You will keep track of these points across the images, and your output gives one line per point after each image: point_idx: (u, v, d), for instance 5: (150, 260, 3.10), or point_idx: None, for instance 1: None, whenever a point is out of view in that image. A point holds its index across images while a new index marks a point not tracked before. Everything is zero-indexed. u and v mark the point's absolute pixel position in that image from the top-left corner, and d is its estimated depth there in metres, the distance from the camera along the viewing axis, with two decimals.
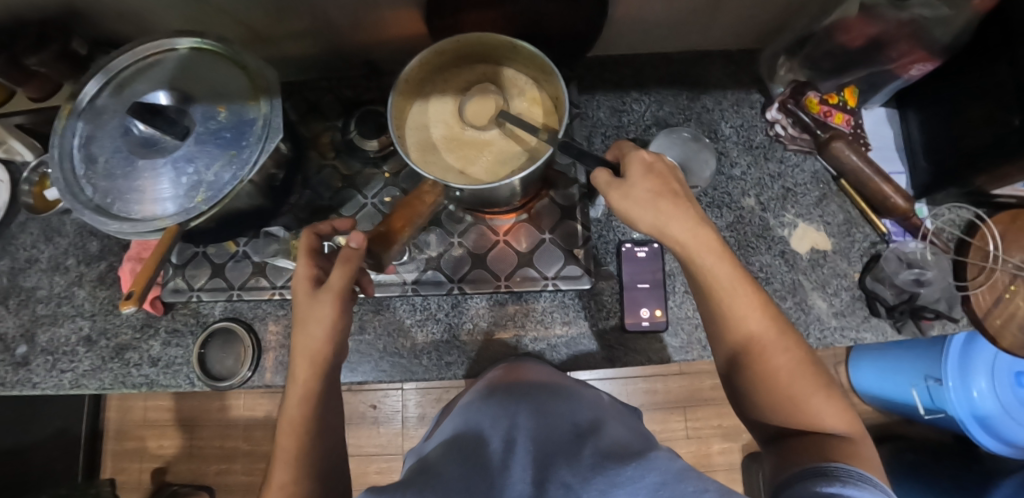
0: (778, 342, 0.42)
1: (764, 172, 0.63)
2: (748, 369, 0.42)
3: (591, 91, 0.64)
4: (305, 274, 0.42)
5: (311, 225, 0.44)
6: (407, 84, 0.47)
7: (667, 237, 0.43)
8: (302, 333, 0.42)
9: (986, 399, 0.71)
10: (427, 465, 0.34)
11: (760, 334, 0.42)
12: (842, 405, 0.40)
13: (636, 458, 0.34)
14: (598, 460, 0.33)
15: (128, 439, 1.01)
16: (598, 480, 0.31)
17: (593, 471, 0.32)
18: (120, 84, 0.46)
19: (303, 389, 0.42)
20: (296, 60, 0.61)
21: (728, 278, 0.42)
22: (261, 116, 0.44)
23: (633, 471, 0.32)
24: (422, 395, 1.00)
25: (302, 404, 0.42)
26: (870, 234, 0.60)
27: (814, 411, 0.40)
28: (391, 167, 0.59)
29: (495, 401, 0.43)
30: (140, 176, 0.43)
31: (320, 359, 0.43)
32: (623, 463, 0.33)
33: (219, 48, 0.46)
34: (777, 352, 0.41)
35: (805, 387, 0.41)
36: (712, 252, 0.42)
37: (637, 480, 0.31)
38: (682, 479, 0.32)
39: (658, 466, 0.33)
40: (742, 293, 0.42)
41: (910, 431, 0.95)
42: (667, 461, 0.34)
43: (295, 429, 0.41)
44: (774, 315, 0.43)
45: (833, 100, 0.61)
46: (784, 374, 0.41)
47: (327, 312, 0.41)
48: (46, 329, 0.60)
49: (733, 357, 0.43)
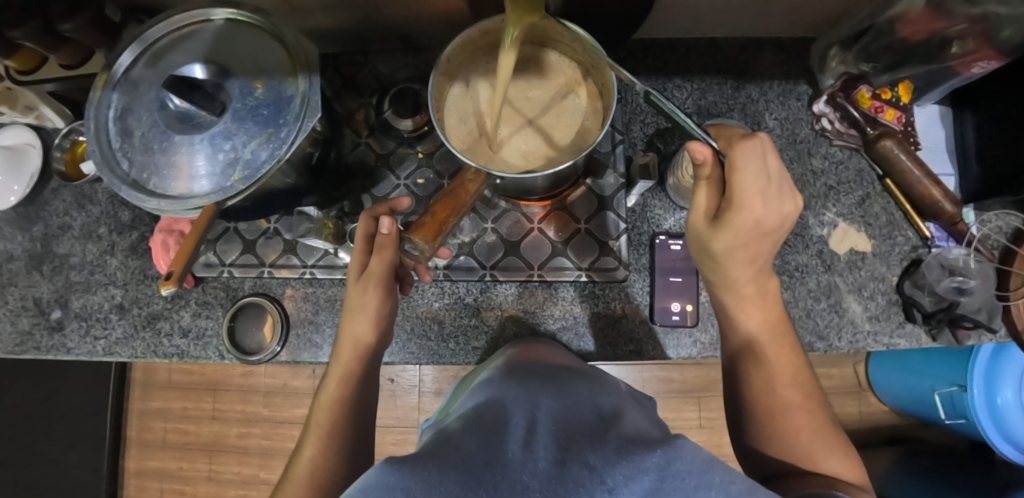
0: (801, 402, 0.41)
1: (807, 168, 0.60)
2: (764, 425, 0.41)
3: (631, 76, 0.62)
4: (356, 269, 0.43)
5: (368, 209, 0.44)
6: (450, 65, 0.45)
7: (732, 289, 0.43)
8: (349, 320, 0.43)
9: (1011, 408, 0.69)
10: (446, 436, 0.29)
11: (784, 389, 0.42)
12: (851, 462, 0.40)
13: (663, 445, 0.27)
14: (621, 446, 0.27)
15: (154, 399, 1.05)
16: (618, 466, 0.25)
17: (614, 458, 0.26)
18: (154, 54, 0.45)
19: (344, 368, 0.43)
20: (332, 32, 0.59)
21: (767, 332, 0.43)
22: (299, 93, 0.43)
23: (658, 459, 0.25)
24: (439, 371, 1.03)
25: (343, 380, 0.43)
26: (912, 237, 0.59)
27: (828, 470, 0.39)
28: (425, 147, 0.59)
29: (517, 380, 0.36)
30: (177, 151, 0.42)
31: (363, 346, 0.43)
32: (649, 449, 0.26)
33: (256, 20, 0.45)
34: (798, 411, 0.41)
35: (823, 446, 0.40)
36: (760, 309, 0.43)
37: (661, 469, 0.25)
38: (711, 471, 0.25)
39: (685, 453, 0.26)
40: (779, 353, 0.43)
41: (925, 434, 0.95)
42: (695, 448, 0.26)
43: (331, 406, 0.42)
44: (799, 368, 0.43)
45: (885, 96, 0.56)
46: (802, 430, 0.40)
47: (372, 299, 0.42)
48: (80, 296, 0.61)
49: (749, 412, 0.42)
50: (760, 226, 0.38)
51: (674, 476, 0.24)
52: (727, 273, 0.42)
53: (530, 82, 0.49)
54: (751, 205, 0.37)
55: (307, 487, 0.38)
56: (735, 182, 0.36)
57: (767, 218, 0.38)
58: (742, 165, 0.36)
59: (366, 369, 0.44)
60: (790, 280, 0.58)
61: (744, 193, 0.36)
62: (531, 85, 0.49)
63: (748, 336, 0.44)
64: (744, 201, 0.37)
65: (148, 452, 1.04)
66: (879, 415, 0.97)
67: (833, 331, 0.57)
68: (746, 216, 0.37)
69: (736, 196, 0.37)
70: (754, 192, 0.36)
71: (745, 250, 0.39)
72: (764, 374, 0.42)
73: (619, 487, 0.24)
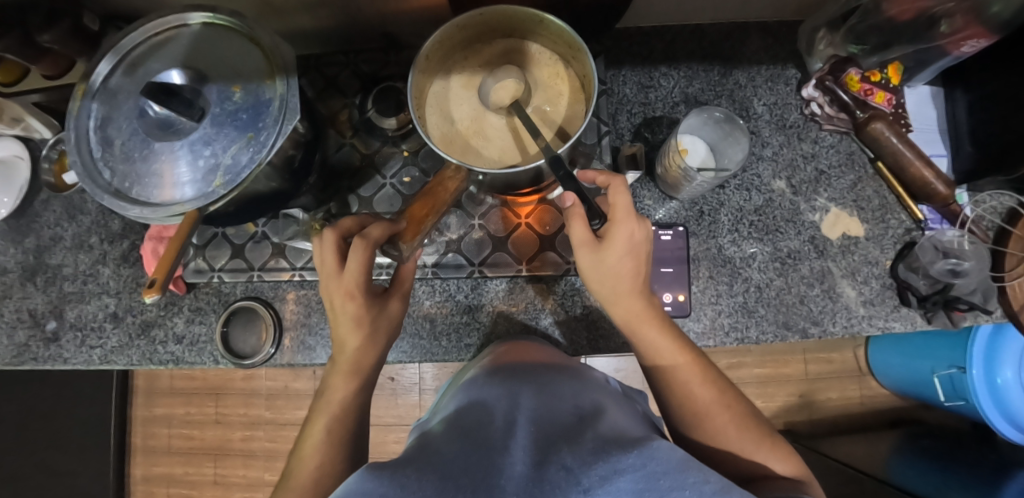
0: (720, 401, 0.42)
1: (797, 152, 0.60)
2: (696, 429, 0.42)
3: (617, 65, 0.61)
4: (336, 285, 0.40)
5: (332, 225, 0.41)
6: (429, 61, 0.45)
7: (618, 310, 0.43)
8: (354, 340, 0.42)
9: (1010, 386, 0.69)
10: (427, 441, 0.30)
11: (701, 392, 0.42)
12: (785, 451, 0.41)
13: (639, 445, 0.27)
14: (598, 445, 0.27)
15: (158, 405, 1.06)
16: (594, 467, 0.25)
17: (590, 459, 0.26)
18: (131, 63, 0.45)
19: (348, 377, 0.43)
20: (313, 32, 0.59)
21: (662, 345, 0.43)
22: (277, 97, 0.42)
23: (634, 460, 0.25)
24: (439, 368, 1.03)
25: (350, 394, 0.43)
26: (905, 220, 0.58)
27: (763, 463, 0.40)
28: (410, 145, 0.58)
29: (497, 380, 0.36)
30: (158, 159, 0.42)
31: (369, 357, 0.43)
32: (625, 449, 0.26)
33: (231, 23, 0.45)
34: (719, 410, 0.42)
35: (752, 442, 0.41)
36: (652, 325, 0.43)
37: (637, 470, 0.25)
38: (687, 469, 0.25)
39: (660, 454, 0.26)
40: (684, 362, 0.43)
41: (927, 416, 0.96)
42: (670, 448, 0.27)
43: (338, 412, 0.42)
44: (710, 370, 0.44)
45: (874, 78, 0.57)
46: (728, 431, 0.41)
47: (397, 306, 0.45)
48: (74, 307, 0.61)
49: (680, 420, 0.43)
50: (634, 243, 0.40)
51: (650, 478, 0.24)
52: (612, 291, 0.42)
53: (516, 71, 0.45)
54: (621, 228, 0.40)
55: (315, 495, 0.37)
56: (612, 204, 0.40)
57: (638, 236, 0.41)
58: (615, 197, 0.40)
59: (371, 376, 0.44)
60: (782, 266, 0.58)
61: (617, 215, 0.40)
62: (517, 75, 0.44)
63: (648, 350, 0.44)
64: (617, 219, 0.40)
65: (154, 458, 1.05)
66: (880, 398, 0.97)
67: (827, 317, 0.57)
68: (620, 233, 0.40)
69: (610, 218, 0.40)
70: (625, 212, 0.40)
71: (622, 269, 0.41)
72: (677, 383, 0.43)
73: (595, 488, 0.24)
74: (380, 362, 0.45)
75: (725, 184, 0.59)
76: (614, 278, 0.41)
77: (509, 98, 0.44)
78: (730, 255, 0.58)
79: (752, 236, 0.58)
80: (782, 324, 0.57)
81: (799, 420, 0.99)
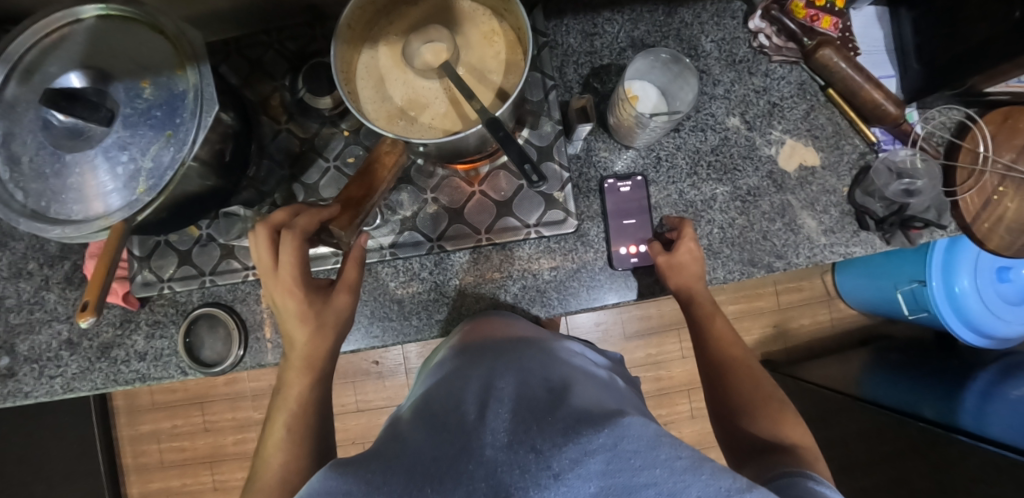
0: (745, 373, 0.48)
1: (749, 87, 0.59)
2: (726, 389, 0.48)
3: (558, 15, 0.58)
4: (274, 281, 0.41)
5: (264, 218, 0.41)
6: (351, 31, 0.42)
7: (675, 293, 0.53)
8: (301, 335, 0.42)
9: (968, 294, 0.72)
10: (397, 432, 0.30)
11: (735, 365, 0.49)
12: (800, 428, 0.43)
13: (609, 422, 0.27)
14: (569, 425, 0.26)
15: (143, 422, 1.04)
16: (565, 450, 0.24)
17: (560, 440, 0.25)
18: (26, 68, 0.40)
19: (301, 374, 0.43)
20: (229, 13, 0.54)
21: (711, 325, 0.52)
22: (191, 87, 0.40)
23: (604, 439, 0.25)
24: (422, 346, 1.03)
25: (306, 389, 0.43)
26: (859, 144, 0.58)
27: (773, 431, 0.43)
28: (349, 123, 0.56)
29: (468, 363, 0.36)
30: (73, 171, 0.38)
31: (318, 355, 0.43)
32: (596, 428, 0.26)
33: (131, 12, 0.41)
34: (744, 381, 0.47)
35: (768, 410, 0.45)
36: (704, 308, 0.52)
37: (608, 451, 0.25)
38: (658, 447, 0.25)
39: (631, 431, 0.26)
40: (726, 340, 0.51)
41: (893, 330, 1.00)
42: (642, 425, 0.27)
43: (298, 410, 0.42)
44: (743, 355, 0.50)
45: (819, 3, 0.56)
46: (750, 398, 0.46)
47: (344, 300, 0.44)
48: (24, 338, 0.58)
49: (713, 383, 0.49)
50: (692, 256, 0.53)
51: (620, 457, 0.24)
52: (679, 278, 0.52)
53: (441, 34, 0.42)
54: (684, 243, 0.52)
55: (279, 492, 0.38)
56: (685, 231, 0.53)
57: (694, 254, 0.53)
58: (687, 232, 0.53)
59: (327, 370, 0.44)
60: (743, 205, 0.58)
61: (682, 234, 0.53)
62: (445, 39, 0.41)
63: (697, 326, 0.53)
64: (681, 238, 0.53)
65: (148, 475, 1.04)
66: (848, 318, 1.02)
67: (790, 249, 0.58)
68: (683, 250, 0.52)
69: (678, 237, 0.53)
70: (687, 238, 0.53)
71: (682, 271, 0.52)
72: (719, 355, 0.50)
73: (565, 473, 0.23)
74: (335, 354, 0.45)
75: (679, 127, 0.58)
76: (675, 272, 0.52)
77: (438, 60, 0.42)
78: (691, 198, 0.57)
79: (710, 178, 0.58)
80: (749, 262, 0.57)
81: (776, 350, 1.03)
